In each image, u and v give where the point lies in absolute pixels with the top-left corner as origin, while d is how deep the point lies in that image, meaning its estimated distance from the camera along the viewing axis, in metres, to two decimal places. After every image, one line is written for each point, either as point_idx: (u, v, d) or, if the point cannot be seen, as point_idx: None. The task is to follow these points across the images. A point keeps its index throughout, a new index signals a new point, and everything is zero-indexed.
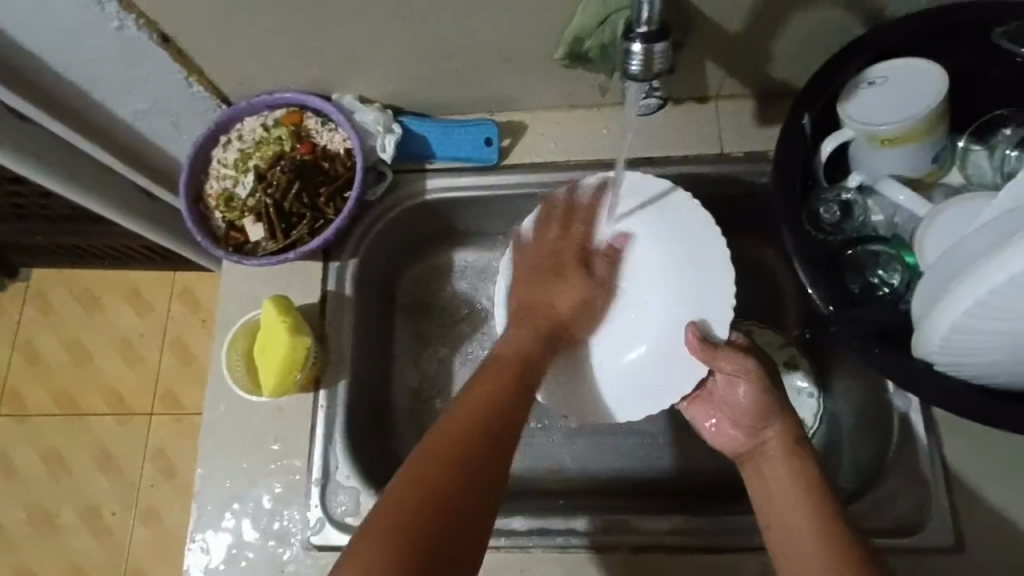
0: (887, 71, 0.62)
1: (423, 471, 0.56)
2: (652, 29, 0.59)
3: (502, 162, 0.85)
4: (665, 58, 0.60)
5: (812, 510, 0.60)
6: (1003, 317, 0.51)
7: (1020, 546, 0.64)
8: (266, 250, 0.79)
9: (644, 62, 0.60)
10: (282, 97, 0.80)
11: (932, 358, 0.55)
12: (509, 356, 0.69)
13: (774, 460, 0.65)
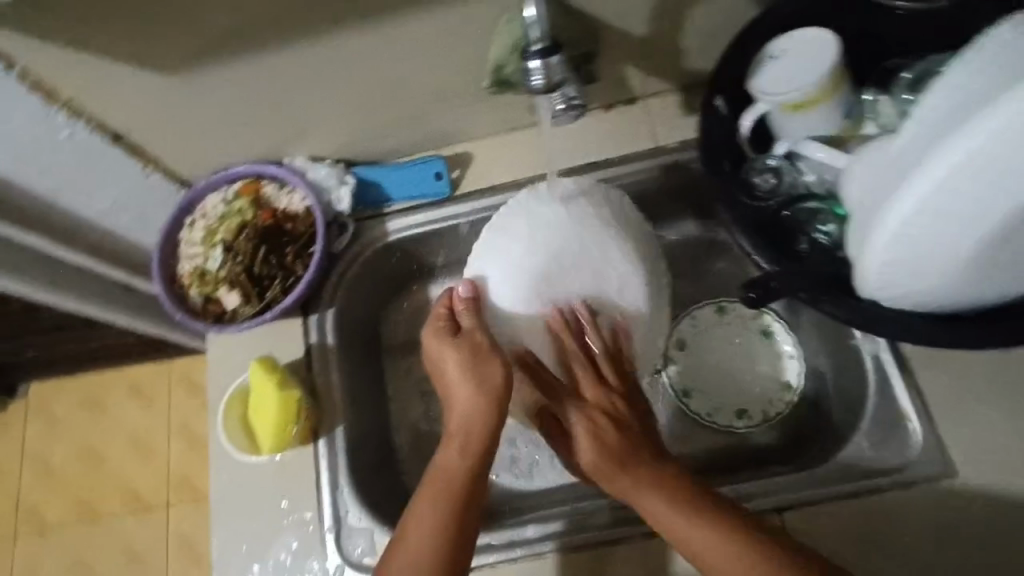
0: (788, 45, 0.69)
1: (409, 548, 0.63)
2: (544, 44, 0.60)
3: (455, 192, 0.92)
4: (563, 68, 0.61)
5: (654, 481, 0.65)
6: (920, 251, 0.55)
7: (996, 458, 0.70)
8: (244, 315, 0.85)
9: (544, 76, 0.60)
10: (238, 171, 0.88)
11: (876, 296, 0.61)
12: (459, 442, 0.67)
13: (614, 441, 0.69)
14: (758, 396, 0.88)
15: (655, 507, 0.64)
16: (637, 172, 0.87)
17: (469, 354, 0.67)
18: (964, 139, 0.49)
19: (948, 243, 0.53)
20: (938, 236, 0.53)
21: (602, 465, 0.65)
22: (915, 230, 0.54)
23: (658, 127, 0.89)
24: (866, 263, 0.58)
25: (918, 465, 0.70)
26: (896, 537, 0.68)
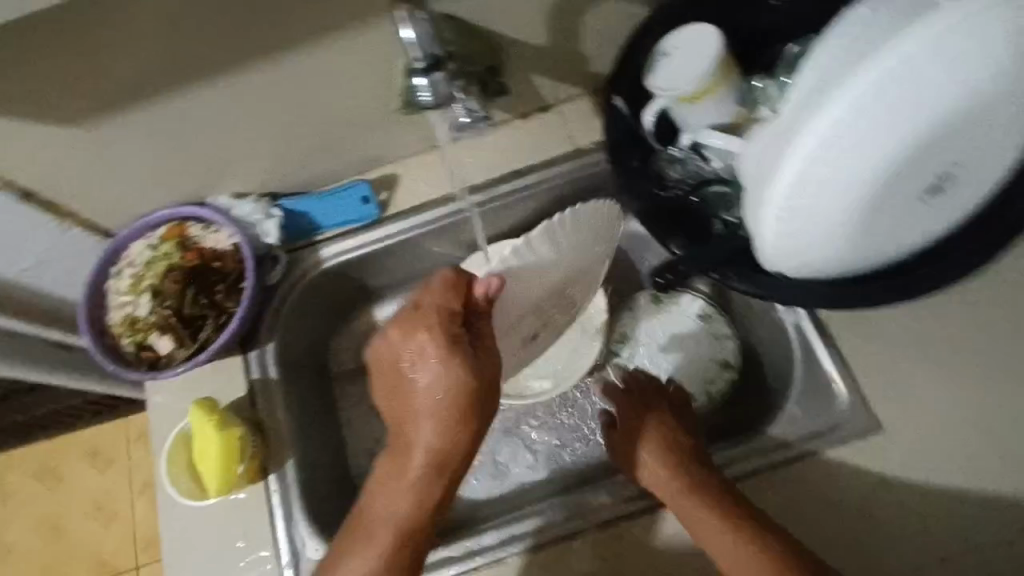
0: (676, 42, 0.72)
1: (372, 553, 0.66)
2: (427, 60, 0.61)
3: (384, 214, 0.93)
4: (448, 82, 0.63)
5: (677, 471, 0.71)
6: (810, 219, 0.59)
7: (920, 409, 0.73)
8: (180, 358, 0.84)
9: (429, 91, 0.62)
10: (160, 215, 0.87)
11: (782, 268, 0.64)
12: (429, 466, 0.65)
13: (648, 439, 0.76)
14: (701, 378, 0.90)
15: (671, 493, 0.71)
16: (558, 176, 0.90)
17: (464, 388, 0.62)
18: (829, 112, 0.52)
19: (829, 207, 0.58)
20: (819, 202, 0.57)
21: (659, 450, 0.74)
22: (800, 201, 0.57)
23: (574, 131, 0.92)
24: (764, 235, 0.61)
25: (848, 426, 0.73)
26: (835, 496, 0.71)
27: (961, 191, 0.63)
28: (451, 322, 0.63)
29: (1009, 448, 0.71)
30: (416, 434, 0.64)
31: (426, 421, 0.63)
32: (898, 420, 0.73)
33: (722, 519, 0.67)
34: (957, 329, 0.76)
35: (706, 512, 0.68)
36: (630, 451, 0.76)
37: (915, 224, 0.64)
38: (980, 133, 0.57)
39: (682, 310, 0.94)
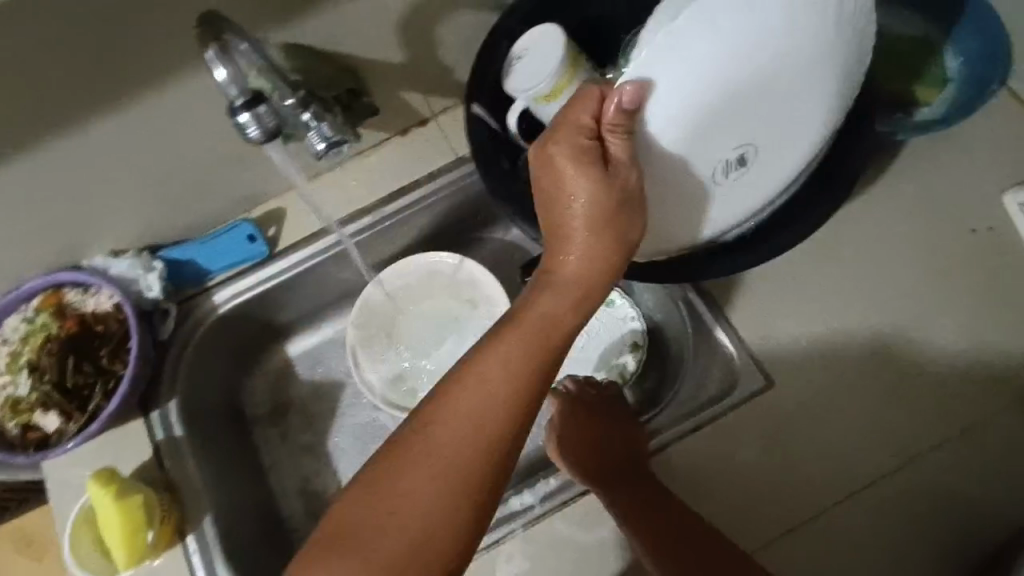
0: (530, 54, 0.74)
1: (435, 478, 0.53)
2: (246, 97, 0.60)
3: (275, 249, 0.92)
4: (273, 117, 0.62)
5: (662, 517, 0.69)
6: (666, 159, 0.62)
7: (805, 359, 0.77)
8: (71, 433, 0.80)
9: (256, 128, 0.61)
10: (30, 285, 0.83)
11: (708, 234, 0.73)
12: (537, 320, 0.58)
13: (593, 430, 0.76)
14: (612, 362, 0.92)
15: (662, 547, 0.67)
16: (448, 185, 0.92)
17: (607, 198, 0.59)
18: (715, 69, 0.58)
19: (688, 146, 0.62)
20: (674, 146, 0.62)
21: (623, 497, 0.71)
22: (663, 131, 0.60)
23: (454, 142, 0.93)
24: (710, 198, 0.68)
25: (742, 386, 0.77)
26: (740, 457, 0.74)
27: (770, 159, 0.69)
28: (586, 135, 0.58)
29: (886, 382, 0.76)
30: (570, 253, 0.60)
31: (581, 237, 0.60)
32: (786, 374, 0.77)
33: (647, 500, 0.71)
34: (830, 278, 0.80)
35: (633, 494, 0.71)
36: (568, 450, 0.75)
37: (729, 199, 0.70)
38: (785, 110, 0.65)
39: None
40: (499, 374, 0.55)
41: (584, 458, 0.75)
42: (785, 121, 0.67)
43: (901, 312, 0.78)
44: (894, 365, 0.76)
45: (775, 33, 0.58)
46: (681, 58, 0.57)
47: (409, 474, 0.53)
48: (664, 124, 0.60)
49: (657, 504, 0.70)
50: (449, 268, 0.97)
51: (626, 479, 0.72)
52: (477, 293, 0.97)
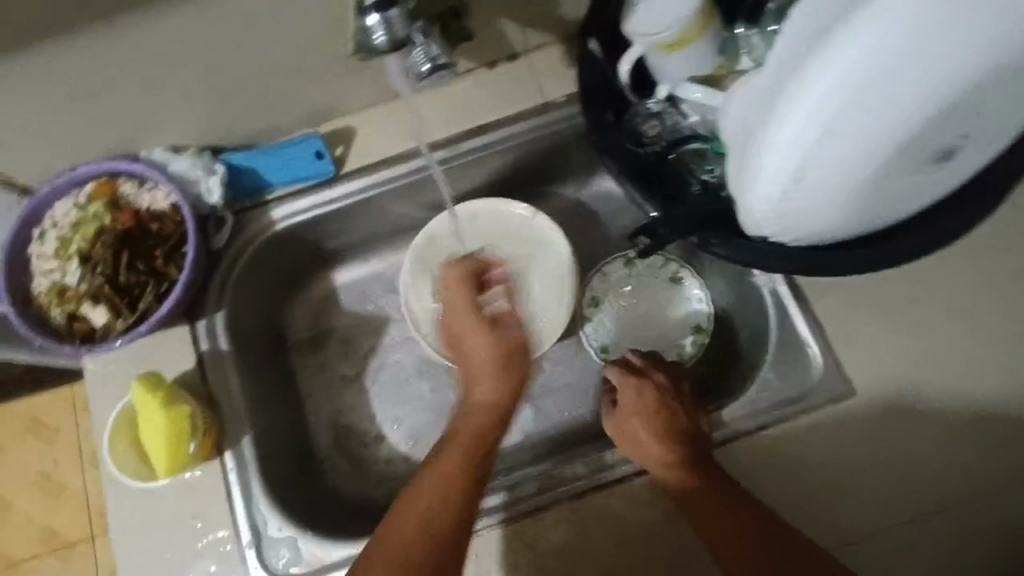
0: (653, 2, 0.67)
1: (428, 504, 0.67)
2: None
3: (340, 170, 0.86)
4: (402, 22, 0.57)
5: (720, 499, 0.68)
6: (816, 193, 0.54)
7: (889, 372, 0.73)
8: (118, 330, 0.77)
9: (386, 30, 0.56)
10: (85, 170, 0.78)
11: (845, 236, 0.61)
12: (479, 422, 0.77)
13: (637, 407, 0.76)
14: (672, 341, 0.90)
15: (719, 529, 0.66)
16: (531, 130, 0.85)
17: (506, 356, 0.82)
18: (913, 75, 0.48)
19: (846, 179, 0.53)
20: (828, 176, 0.53)
21: (680, 479, 0.70)
22: (810, 171, 0.52)
23: (542, 83, 0.86)
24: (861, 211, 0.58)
25: (819, 391, 0.73)
26: (799, 460, 0.72)
27: (963, 160, 0.58)
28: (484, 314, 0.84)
29: (975, 411, 0.71)
30: (477, 393, 0.80)
31: (489, 374, 0.80)
32: (866, 385, 0.73)
33: (692, 475, 0.70)
34: (932, 293, 0.75)
35: (678, 466, 0.71)
36: (621, 429, 0.76)
37: (887, 207, 0.59)
38: (973, 123, 0.54)
39: (655, 271, 0.93)
40: (422, 499, 0.67)
41: (641, 435, 0.74)
42: (969, 132, 0.55)
43: (1002, 341, 0.73)
44: (984, 396, 0.72)
45: (994, 43, 0.48)
46: (875, 66, 0.47)
47: (424, 495, 0.68)
48: (837, 132, 0.50)
49: (701, 477, 0.69)
50: (518, 219, 0.91)
51: (671, 453, 0.72)
52: (540, 250, 0.92)
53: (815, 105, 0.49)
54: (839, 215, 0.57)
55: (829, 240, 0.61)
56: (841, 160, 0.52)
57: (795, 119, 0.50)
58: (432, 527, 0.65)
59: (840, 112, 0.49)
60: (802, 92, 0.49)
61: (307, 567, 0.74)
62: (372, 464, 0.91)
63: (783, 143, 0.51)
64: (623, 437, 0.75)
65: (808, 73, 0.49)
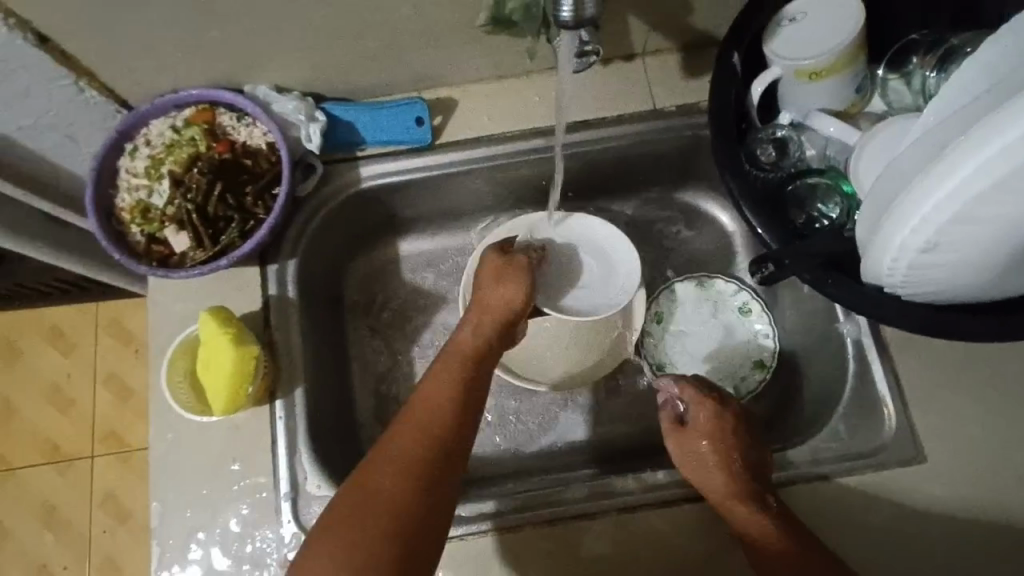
0: (811, 9, 0.66)
1: (415, 428, 0.64)
2: None
3: (435, 141, 0.85)
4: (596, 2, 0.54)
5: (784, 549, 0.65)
6: (951, 252, 0.52)
7: (962, 444, 0.71)
8: (194, 260, 0.77)
9: (575, 4, 0.54)
10: (189, 94, 0.77)
11: (965, 299, 0.59)
12: (466, 343, 0.71)
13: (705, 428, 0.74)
14: (731, 374, 0.88)
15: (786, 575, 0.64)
16: (634, 134, 0.84)
17: (504, 276, 0.74)
18: None
19: (987, 243, 0.51)
20: (971, 239, 0.51)
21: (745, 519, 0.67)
22: (956, 231, 0.50)
23: (655, 89, 0.85)
24: (990, 274, 0.55)
25: (889, 450, 0.71)
26: (859, 515, 0.70)
27: None
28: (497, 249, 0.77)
29: None
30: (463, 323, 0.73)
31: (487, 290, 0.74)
32: (937, 452, 0.71)
33: (741, 507, 0.67)
34: (1018, 372, 0.73)
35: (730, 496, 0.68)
36: (683, 449, 0.74)
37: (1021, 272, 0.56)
38: None
39: (725, 298, 0.91)
40: (436, 390, 0.67)
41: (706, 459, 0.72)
42: None
43: None
44: None
45: None
46: None
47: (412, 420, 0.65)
48: (997, 198, 0.47)
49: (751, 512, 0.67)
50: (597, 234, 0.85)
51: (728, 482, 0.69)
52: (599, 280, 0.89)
53: (983, 169, 0.46)
54: (964, 277, 0.55)
55: (947, 300, 0.59)
56: (987, 225, 0.50)
57: (952, 177, 0.47)
58: (441, 414, 0.65)
59: (1011, 180, 0.45)
60: (967, 151, 0.46)
61: None
62: None
63: (936, 200, 0.49)
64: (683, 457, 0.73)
65: (978, 131, 0.45)
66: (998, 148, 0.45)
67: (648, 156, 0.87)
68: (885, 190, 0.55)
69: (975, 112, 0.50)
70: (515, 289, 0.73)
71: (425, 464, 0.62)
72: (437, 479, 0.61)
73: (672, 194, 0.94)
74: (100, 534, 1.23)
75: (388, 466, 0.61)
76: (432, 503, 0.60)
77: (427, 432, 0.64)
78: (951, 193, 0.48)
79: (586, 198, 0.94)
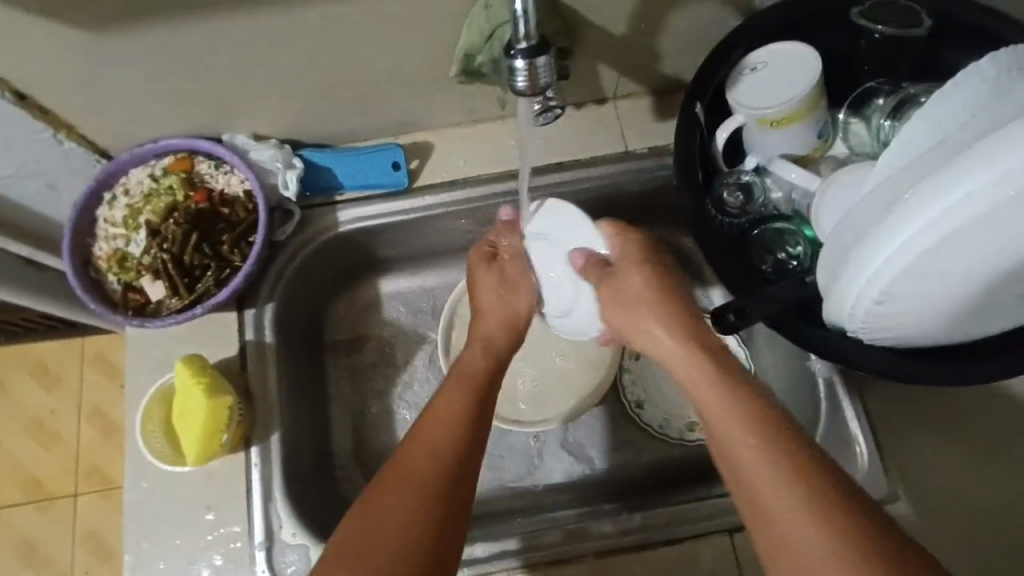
0: (769, 59, 0.68)
1: (424, 449, 0.61)
2: (531, 44, 0.55)
3: (413, 184, 0.86)
4: (550, 71, 0.56)
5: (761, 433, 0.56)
6: (905, 301, 0.54)
7: (935, 483, 0.71)
8: (170, 308, 0.78)
9: (529, 78, 0.55)
10: (167, 144, 0.79)
11: (923, 343, 0.60)
12: (471, 366, 0.72)
13: (658, 313, 0.72)
14: None
15: (755, 462, 0.55)
16: (607, 176, 0.85)
17: (505, 275, 0.81)
18: None
19: (938, 294, 0.53)
20: (923, 289, 0.52)
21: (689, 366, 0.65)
22: (908, 282, 0.52)
23: (627, 132, 0.86)
24: (945, 321, 0.56)
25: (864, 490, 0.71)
26: None
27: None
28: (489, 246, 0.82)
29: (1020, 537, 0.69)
30: (472, 346, 0.75)
31: (491, 287, 0.80)
32: (910, 491, 0.71)
33: (761, 452, 0.55)
34: (987, 409, 0.74)
35: (756, 442, 0.56)
36: (614, 288, 0.76)
37: (976, 319, 0.57)
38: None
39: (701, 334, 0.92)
40: (446, 405, 0.65)
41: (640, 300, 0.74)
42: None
43: None
44: None
45: None
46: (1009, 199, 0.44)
47: (421, 437, 0.62)
48: (946, 251, 0.49)
49: (791, 471, 0.53)
50: None
51: (755, 432, 0.56)
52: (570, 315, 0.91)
53: (931, 224, 0.47)
54: (916, 320, 0.57)
55: (907, 345, 0.60)
56: (939, 276, 0.51)
57: (904, 232, 0.49)
58: (456, 432, 0.63)
59: (956, 236, 0.47)
60: (917, 207, 0.48)
61: None
62: None
63: (888, 251, 0.50)
64: (619, 316, 0.75)
65: (927, 187, 0.47)
66: (943, 206, 0.46)
67: (623, 195, 0.88)
68: (844, 239, 0.57)
69: (923, 166, 0.52)
70: (511, 292, 0.80)
71: (443, 481, 0.59)
72: (453, 495, 0.59)
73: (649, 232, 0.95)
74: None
75: (400, 489, 0.58)
76: (449, 523, 0.57)
77: (443, 446, 0.61)
78: (902, 246, 0.49)
79: None
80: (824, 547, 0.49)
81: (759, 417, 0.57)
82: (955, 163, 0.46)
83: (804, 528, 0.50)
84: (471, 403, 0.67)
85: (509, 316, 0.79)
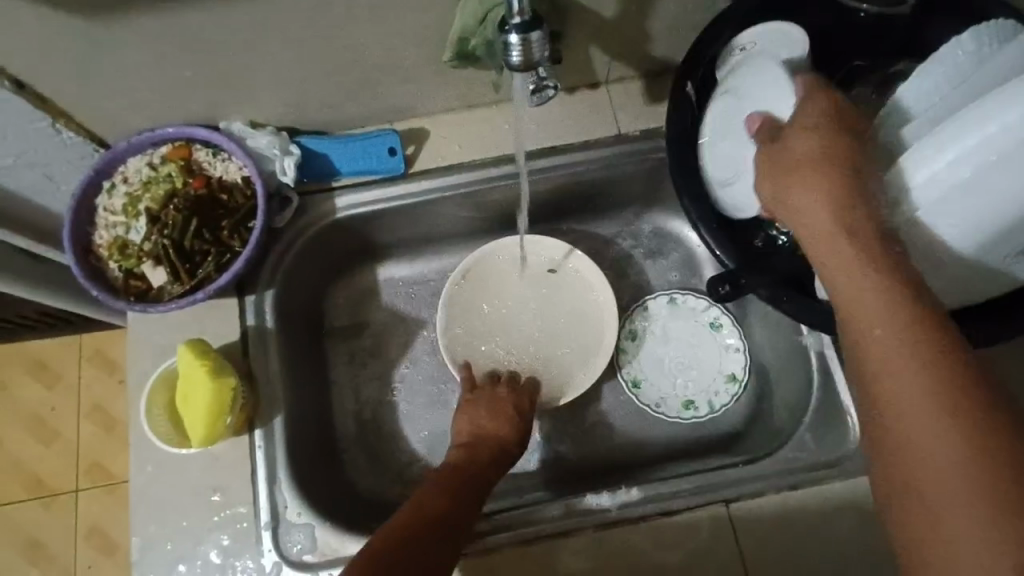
0: (737, 80, 0.68)
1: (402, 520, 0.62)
2: (526, 18, 0.57)
3: (409, 170, 0.87)
4: (544, 45, 0.57)
5: (914, 347, 0.48)
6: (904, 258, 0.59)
7: None
8: (171, 293, 0.79)
9: (523, 52, 0.57)
10: (165, 132, 0.79)
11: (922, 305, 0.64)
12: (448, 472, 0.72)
13: (829, 186, 0.55)
14: (704, 388, 0.91)
15: (899, 380, 0.48)
16: (600, 159, 0.86)
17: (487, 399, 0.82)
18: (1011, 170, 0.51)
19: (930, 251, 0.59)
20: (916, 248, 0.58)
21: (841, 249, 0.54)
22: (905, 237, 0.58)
23: (619, 115, 0.88)
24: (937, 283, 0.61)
25: (856, 459, 0.73)
26: (827, 527, 0.71)
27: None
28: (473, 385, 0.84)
29: None
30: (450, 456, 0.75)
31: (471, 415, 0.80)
32: None
33: (912, 365, 0.47)
34: None
35: (900, 361, 0.48)
36: (784, 165, 0.57)
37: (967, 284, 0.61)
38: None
39: (697, 314, 0.93)
40: (419, 499, 0.66)
41: (805, 187, 0.56)
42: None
43: None
44: None
45: None
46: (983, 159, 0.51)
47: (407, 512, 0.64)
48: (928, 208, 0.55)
49: (951, 400, 0.45)
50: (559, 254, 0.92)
51: (907, 343, 0.48)
52: (566, 295, 0.93)
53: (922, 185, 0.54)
54: (944, 269, 0.59)
55: None
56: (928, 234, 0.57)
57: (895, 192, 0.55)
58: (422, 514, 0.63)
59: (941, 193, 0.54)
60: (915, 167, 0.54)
61: (320, 556, 0.72)
62: (389, 463, 0.90)
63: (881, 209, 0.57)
64: (772, 190, 0.59)
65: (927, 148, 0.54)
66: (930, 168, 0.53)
67: (616, 178, 0.89)
68: None
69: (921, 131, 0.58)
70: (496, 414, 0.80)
71: (402, 541, 0.58)
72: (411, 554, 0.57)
73: (642, 215, 0.97)
74: (85, 569, 1.22)
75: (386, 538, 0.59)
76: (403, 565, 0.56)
77: (410, 516, 0.62)
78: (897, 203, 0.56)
79: (558, 218, 0.96)
80: (970, 500, 0.42)
81: (921, 320, 0.49)
82: (948, 128, 0.52)
83: (946, 462, 0.44)
84: (441, 497, 0.67)
85: (484, 429, 0.78)
